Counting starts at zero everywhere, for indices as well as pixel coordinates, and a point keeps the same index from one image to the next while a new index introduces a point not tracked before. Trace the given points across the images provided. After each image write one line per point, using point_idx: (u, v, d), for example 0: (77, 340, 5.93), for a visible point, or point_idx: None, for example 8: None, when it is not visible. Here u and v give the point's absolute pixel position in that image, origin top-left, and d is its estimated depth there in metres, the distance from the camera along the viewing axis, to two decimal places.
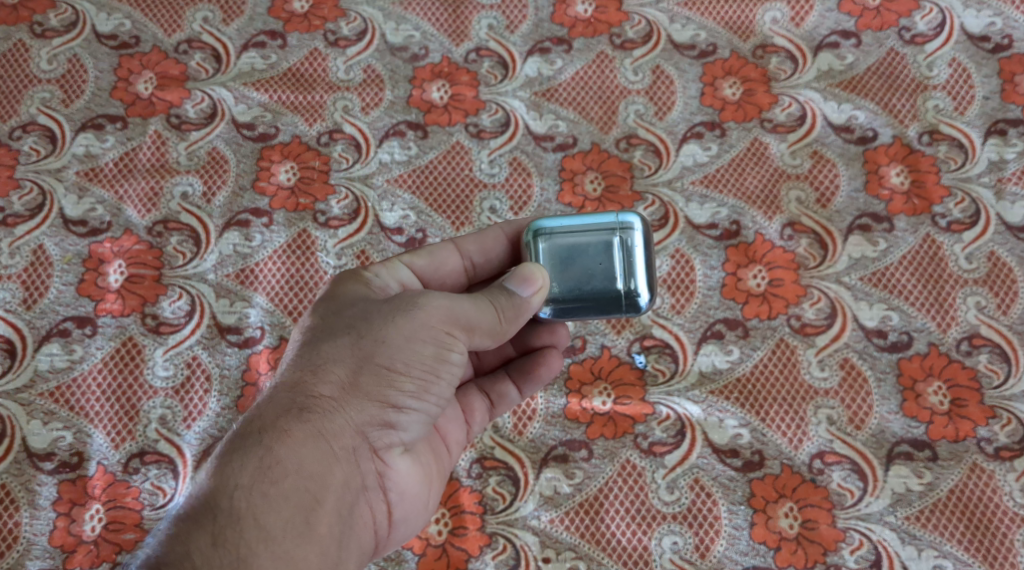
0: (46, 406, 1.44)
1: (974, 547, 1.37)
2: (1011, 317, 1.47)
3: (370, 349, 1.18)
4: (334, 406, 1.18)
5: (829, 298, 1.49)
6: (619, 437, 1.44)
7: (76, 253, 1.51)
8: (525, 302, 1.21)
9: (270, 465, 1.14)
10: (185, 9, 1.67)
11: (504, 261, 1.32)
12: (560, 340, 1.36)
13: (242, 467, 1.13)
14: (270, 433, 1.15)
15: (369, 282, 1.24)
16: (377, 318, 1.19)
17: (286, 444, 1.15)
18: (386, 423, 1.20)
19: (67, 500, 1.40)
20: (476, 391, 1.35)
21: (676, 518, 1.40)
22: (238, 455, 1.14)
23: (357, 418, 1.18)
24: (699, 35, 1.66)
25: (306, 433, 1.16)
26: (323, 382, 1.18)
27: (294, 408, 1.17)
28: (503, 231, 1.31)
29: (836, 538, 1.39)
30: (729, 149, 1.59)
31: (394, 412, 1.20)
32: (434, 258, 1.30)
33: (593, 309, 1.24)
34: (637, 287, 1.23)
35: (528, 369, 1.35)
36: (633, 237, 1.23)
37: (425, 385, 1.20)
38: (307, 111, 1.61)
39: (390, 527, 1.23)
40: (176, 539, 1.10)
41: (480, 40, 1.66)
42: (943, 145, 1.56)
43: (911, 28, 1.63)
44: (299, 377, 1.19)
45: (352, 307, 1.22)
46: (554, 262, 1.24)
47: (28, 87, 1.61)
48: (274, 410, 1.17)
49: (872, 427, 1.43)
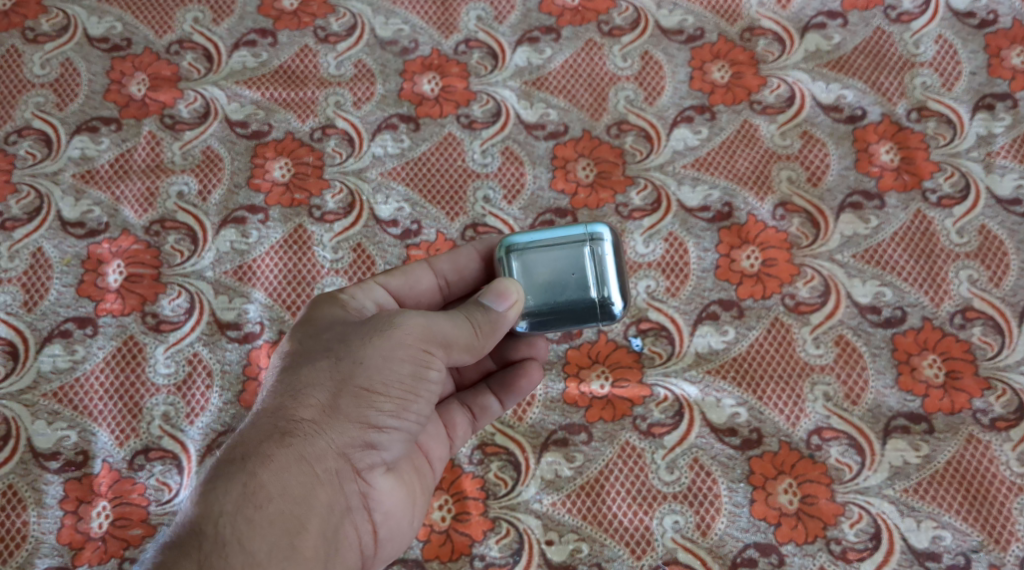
0: (50, 407, 1.45)
1: (972, 517, 1.38)
2: (1003, 290, 1.48)
3: (348, 371, 1.20)
4: (315, 429, 1.19)
5: (822, 276, 1.50)
6: (618, 420, 1.45)
7: (75, 255, 1.53)
8: (501, 317, 1.23)
9: (254, 490, 1.15)
10: (175, 10, 1.69)
11: (478, 279, 1.35)
12: (539, 352, 1.38)
13: (226, 493, 1.15)
14: (253, 458, 1.17)
15: (346, 304, 1.26)
16: (354, 340, 1.21)
17: (269, 469, 1.16)
18: (367, 444, 1.21)
19: (73, 498, 1.41)
20: (458, 406, 1.36)
21: (677, 497, 1.41)
22: (222, 481, 1.16)
23: (338, 440, 1.19)
24: (686, 20, 1.67)
25: (288, 457, 1.17)
26: (303, 406, 1.19)
27: (276, 433, 1.18)
28: (475, 249, 1.34)
29: (835, 512, 1.40)
30: (719, 131, 1.60)
31: (375, 432, 1.20)
32: (409, 277, 1.32)
33: (569, 319, 1.25)
34: (610, 296, 1.25)
35: (509, 381, 1.37)
36: (603, 247, 1.25)
37: (404, 404, 1.21)
38: (300, 108, 1.62)
39: (376, 547, 1.24)
40: (162, 566, 1.12)
41: (469, 31, 1.67)
42: (931, 122, 1.58)
43: (896, 7, 1.65)
44: (280, 402, 1.20)
45: (330, 330, 1.23)
46: (527, 277, 1.25)
47: (22, 92, 1.63)
48: (256, 436, 1.18)
49: (868, 402, 1.44)
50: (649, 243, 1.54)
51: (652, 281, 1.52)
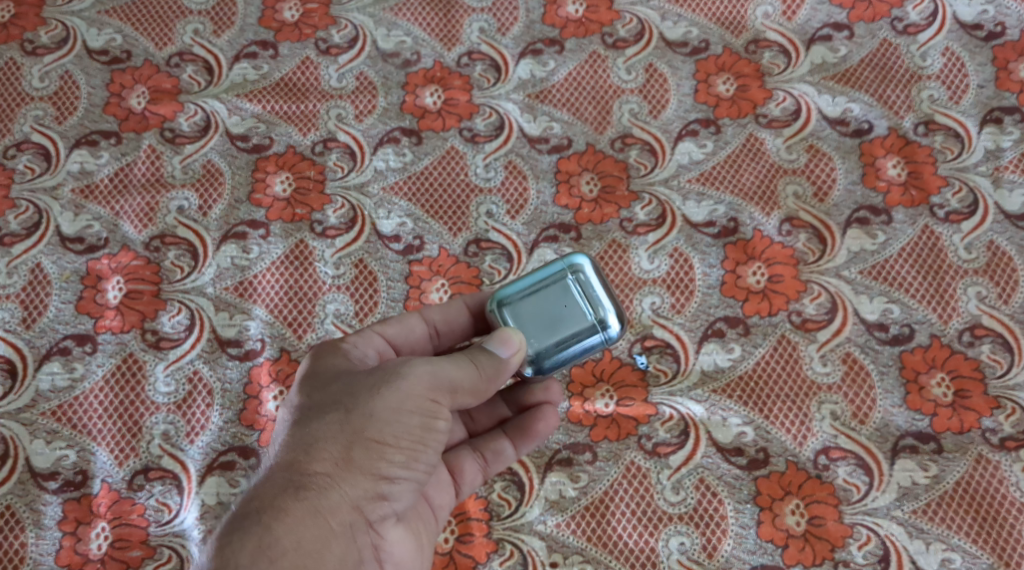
0: (49, 425, 1.43)
1: (982, 539, 1.37)
2: (1012, 307, 1.47)
3: (359, 424, 1.18)
4: (329, 482, 1.17)
5: (830, 292, 1.49)
6: (623, 439, 1.43)
7: (74, 271, 1.51)
8: (503, 363, 1.22)
9: (268, 544, 1.13)
10: (175, 22, 1.68)
11: (469, 330, 1.34)
12: (554, 397, 1.37)
13: (241, 547, 1.12)
14: (268, 512, 1.14)
15: (348, 356, 1.25)
16: (363, 392, 1.19)
17: (284, 523, 1.14)
18: (379, 495, 1.19)
19: (72, 519, 1.39)
20: (469, 451, 1.35)
21: (683, 519, 1.40)
22: (237, 535, 1.13)
23: (352, 493, 1.17)
24: (691, 32, 1.66)
25: (303, 510, 1.15)
26: (317, 459, 1.17)
27: (290, 487, 1.16)
28: (466, 302, 1.33)
29: (843, 534, 1.38)
30: (724, 145, 1.58)
31: (386, 484, 1.19)
32: (404, 325, 1.31)
33: (576, 351, 1.24)
34: (607, 316, 1.24)
35: (524, 425, 1.35)
36: (585, 272, 1.25)
37: (414, 454, 1.20)
38: (301, 121, 1.61)
39: None
40: None
41: (472, 43, 1.66)
42: (939, 135, 1.56)
43: (903, 19, 1.64)
44: (293, 456, 1.18)
45: (338, 382, 1.22)
46: (522, 323, 1.25)
47: (21, 105, 1.61)
48: (271, 490, 1.16)
49: (876, 421, 1.43)
50: (653, 259, 1.52)
51: (656, 298, 1.50)
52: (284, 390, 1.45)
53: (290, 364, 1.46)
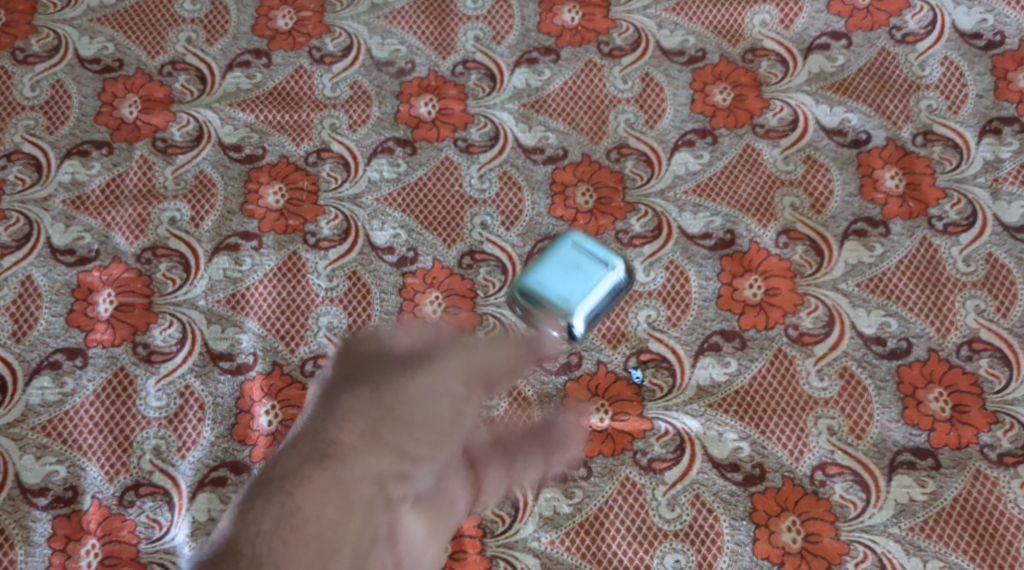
0: (39, 440, 1.42)
1: (980, 556, 1.36)
2: (1010, 320, 1.46)
3: (389, 402, 1.33)
4: (354, 455, 1.28)
5: (827, 305, 1.48)
6: (618, 454, 1.42)
7: (65, 284, 1.50)
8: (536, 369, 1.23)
9: (290, 512, 1.22)
10: (167, 30, 1.67)
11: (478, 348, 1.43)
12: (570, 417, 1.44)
13: (265, 510, 1.24)
14: (293, 478, 1.27)
15: (378, 340, 1.42)
16: (393, 370, 1.36)
17: (306, 491, 1.24)
18: (400, 474, 1.27)
19: (62, 536, 1.38)
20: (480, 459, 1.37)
21: (678, 535, 1.38)
22: (263, 498, 1.27)
23: (375, 467, 1.27)
24: (687, 41, 1.65)
25: (325, 479, 1.25)
26: (344, 431, 1.30)
27: (316, 455, 1.28)
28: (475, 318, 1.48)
29: (840, 551, 1.37)
30: (721, 155, 1.57)
31: (408, 463, 1.28)
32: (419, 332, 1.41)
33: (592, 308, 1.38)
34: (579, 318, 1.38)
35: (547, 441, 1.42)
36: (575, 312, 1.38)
37: (437, 435, 1.32)
38: (294, 130, 1.60)
39: None
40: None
41: (467, 52, 1.65)
42: (938, 146, 1.55)
43: (901, 28, 1.63)
44: (324, 425, 1.33)
45: (368, 361, 1.40)
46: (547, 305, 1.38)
47: (12, 115, 1.60)
48: (298, 457, 1.29)
49: (873, 436, 1.42)
50: (649, 271, 1.51)
51: (652, 311, 1.49)
52: (276, 405, 1.44)
53: (282, 378, 1.45)
